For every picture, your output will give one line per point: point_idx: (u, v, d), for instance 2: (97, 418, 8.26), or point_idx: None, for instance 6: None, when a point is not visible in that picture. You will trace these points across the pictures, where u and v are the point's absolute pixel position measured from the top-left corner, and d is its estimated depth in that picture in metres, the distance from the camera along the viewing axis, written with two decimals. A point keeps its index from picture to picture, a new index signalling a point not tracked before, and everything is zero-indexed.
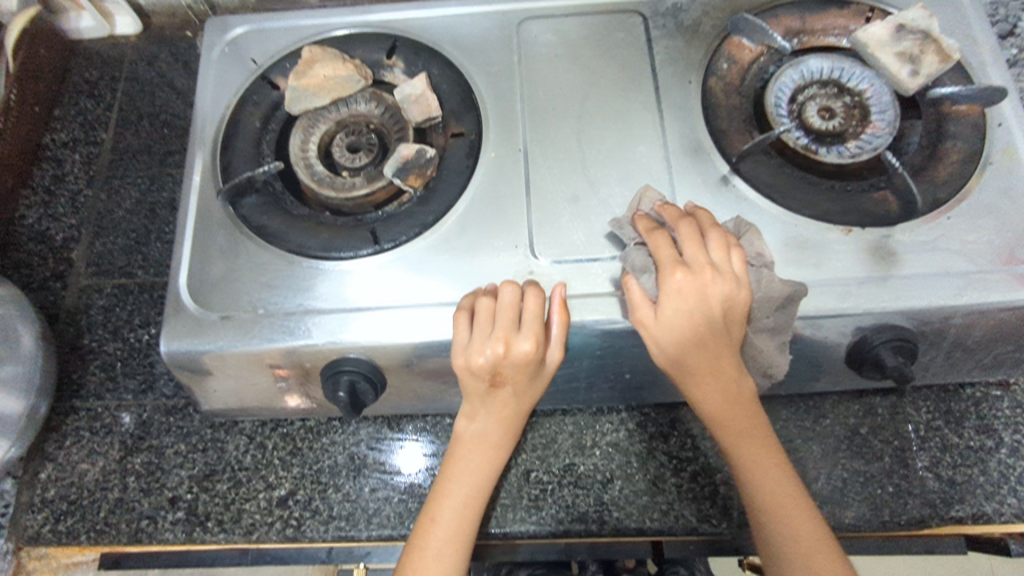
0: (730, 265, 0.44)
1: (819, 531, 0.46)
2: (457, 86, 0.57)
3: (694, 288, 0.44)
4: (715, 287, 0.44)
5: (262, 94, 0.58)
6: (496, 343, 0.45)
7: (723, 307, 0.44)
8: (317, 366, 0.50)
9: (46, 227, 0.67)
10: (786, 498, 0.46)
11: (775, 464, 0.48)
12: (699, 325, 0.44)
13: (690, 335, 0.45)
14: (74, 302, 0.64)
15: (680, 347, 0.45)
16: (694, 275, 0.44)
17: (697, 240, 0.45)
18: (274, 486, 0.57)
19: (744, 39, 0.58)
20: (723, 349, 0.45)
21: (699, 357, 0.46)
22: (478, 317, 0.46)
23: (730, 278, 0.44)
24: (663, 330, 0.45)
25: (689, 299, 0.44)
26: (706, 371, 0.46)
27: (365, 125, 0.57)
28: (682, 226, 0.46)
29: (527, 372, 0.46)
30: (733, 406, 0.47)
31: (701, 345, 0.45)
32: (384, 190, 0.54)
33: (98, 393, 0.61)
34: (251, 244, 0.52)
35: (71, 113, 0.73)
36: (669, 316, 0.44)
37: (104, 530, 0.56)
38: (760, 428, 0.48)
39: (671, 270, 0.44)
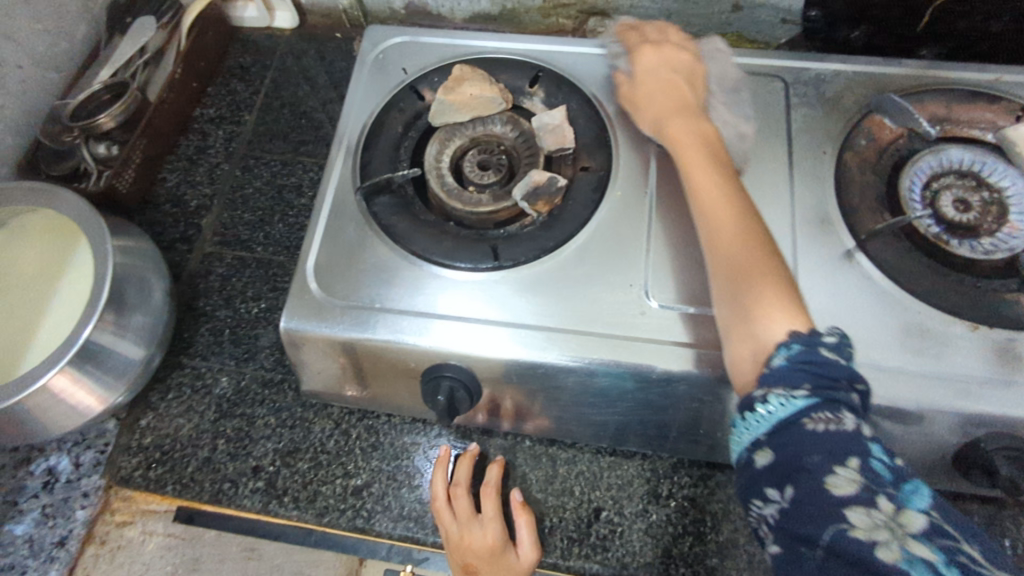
0: (686, 43, 0.59)
1: (764, 256, 0.45)
2: (593, 123, 0.59)
3: (658, 53, 0.58)
4: (672, 54, 0.58)
5: (408, 103, 0.62)
6: (461, 530, 0.54)
7: (680, 66, 0.57)
8: (420, 366, 0.52)
9: (183, 191, 0.72)
10: (736, 231, 0.46)
11: (729, 200, 0.48)
12: (667, 77, 0.57)
13: (660, 84, 0.56)
14: (196, 267, 0.68)
15: (653, 98, 0.56)
16: (658, 46, 0.58)
17: (659, 33, 0.60)
18: (352, 475, 0.59)
19: (886, 119, 0.57)
20: (689, 100, 0.55)
21: (666, 103, 0.55)
22: (444, 513, 0.55)
23: (688, 51, 0.58)
24: (640, 86, 0.57)
25: (656, 59, 0.58)
26: (677, 117, 0.54)
27: (497, 146, 0.59)
28: (647, 26, 0.61)
29: (503, 565, 0.53)
30: (697, 144, 0.52)
31: (668, 96, 0.55)
32: (508, 210, 0.55)
33: (205, 354, 0.64)
34: (377, 240, 0.55)
35: (222, 92, 0.79)
36: (642, 74, 0.57)
37: (189, 485, 0.58)
38: (719, 168, 0.50)
39: (641, 45, 0.59)
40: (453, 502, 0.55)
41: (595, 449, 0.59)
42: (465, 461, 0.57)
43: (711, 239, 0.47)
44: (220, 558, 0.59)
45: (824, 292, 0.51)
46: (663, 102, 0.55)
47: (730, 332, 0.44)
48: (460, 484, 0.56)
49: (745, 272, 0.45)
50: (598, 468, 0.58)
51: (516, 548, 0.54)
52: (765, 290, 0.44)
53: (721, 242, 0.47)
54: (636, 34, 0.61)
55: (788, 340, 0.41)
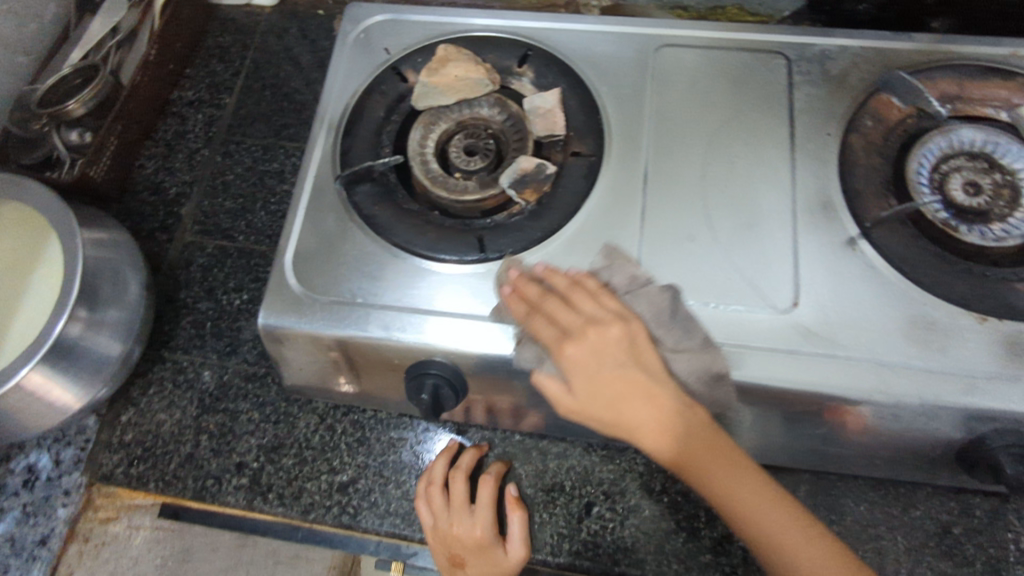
0: (608, 311, 0.45)
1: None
2: (584, 105, 0.56)
3: (587, 345, 0.44)
4: (607, 336, 0.44)
5: (390, 84, 0.59)
6: (448, 520, 0.52)
7: (626, 349, 0.44)
8: (404, 363, 0.51)
9: (162, 179, 0.70)
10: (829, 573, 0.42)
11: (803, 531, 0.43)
12: (629, 375, 0.43)
13: (627, 396, 0.43)
14: (176, 257, 0.66)
15: (630, 417, 0.44)
16: (580, 332, 0.44)
17: (569, 304, 0.45)
18: (337, 471, 0.57)
19: (894, 97, 0.54)
20: (660, 392, 0.44)
21: (654, 421, 0.43)
22: (436, 497, 0.53)
23: (618, 322, 0.44)
24: (590, 405, 0.44)
25: (593, 358, 0.44)
26: (692, 450, 0.43)
27: (484, 130, 0.56)
28: (551, 297, 0.45)
29: (491, 558, 0.52)
30: (733, 476, 0.44)
31: (653, 421, 0.43)
32: (495, 199, 0.53)
33: (186, 348, 0.63)
34: (359, 231, 0.53)
35: (200, 74, 0.76)
36: (589, 388, 0.43)
37: (172, 483, 0.57)
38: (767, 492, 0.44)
39: (560, 343, 0.44)
40: (450, 487, 0.54)
41: (586, 443, 0.57)
42: (471, 451, 0.56)
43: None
44: (213, 547, 0.61)
45: (823, 280, 0.48)
46: (641, 412, 0.43)
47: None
48: (458, 471, 0.55)
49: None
50: (590, 462, 0.56)
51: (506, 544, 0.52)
52: (656, 428, 0.44)
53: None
54: (545, 314, 0.45)
55: None
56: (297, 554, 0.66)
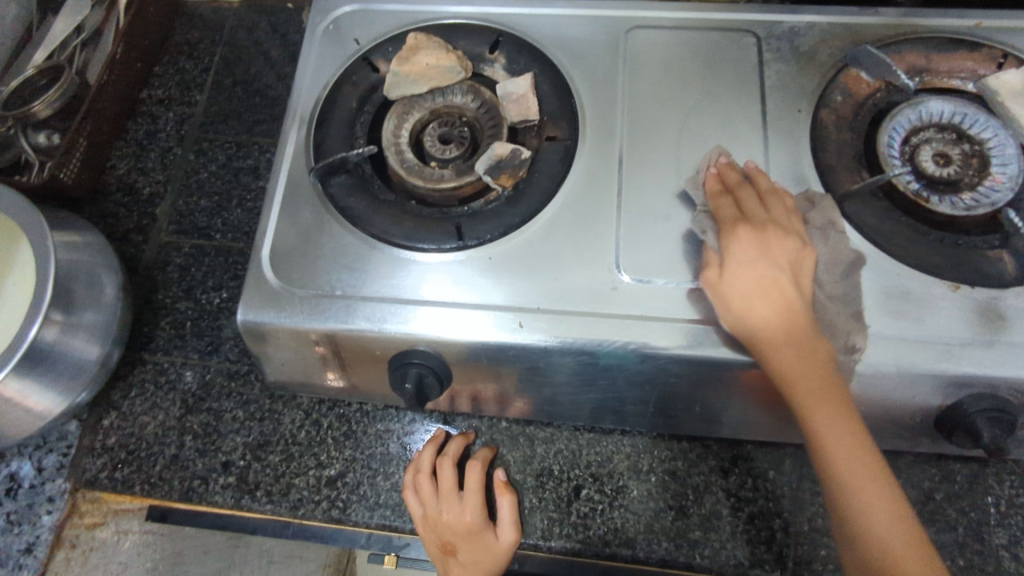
0: (795, 225, 0.48)
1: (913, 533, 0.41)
2: (557, 90, 0.56)
3: (757, 237, 0.46)
4: (778, 237, 0.47)
5: (361, 76, 0.58)
6: (436, 509, 0.53)
7: (789, 258, 0.46)
8: (386, 354, 0.50)
9: (134, 179, 0.69)
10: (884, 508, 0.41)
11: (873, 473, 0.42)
12: (774, 274, 0.45)
13: (763, 285, 0.45)
14: (152, 258, 0.65)
15: (754, 301, 0.44)
16: (760, 225, 0.47)
17: (761, 203, 0.48)
18: (325, 465, 0.57)
19: (863, 72, 0.54)
20: (791, 297, 0.45)
21: (783, 314, 0.44)
22: (422, 488, 0.53)
23: (795, 235, 0.47)
24: (733, 279, 0.45)
25: (753, 249, 0.46)
26: (799, 356, 0.43)
27: (458, 117, 0.57)
28: (742, 191, 0.49)
29: (480, 542, 0.53)
30: (826, 394, 0.43)
31: (780, 314, 0.44)
32: (471, 185, 0.53)
33: (167, 349, 0.62)
34: (335, 224, 0.52)
35: (169, 71, 0.74)
36: (738, 266, 0.46)
37: (158, 485, 0.57)
38: (853, 425, 0.43)
39: (735, 225, 0.47)
40: (438, 472, 0.54)
41: (573, 427, 0.57)
42: (457, 439, 0.56)
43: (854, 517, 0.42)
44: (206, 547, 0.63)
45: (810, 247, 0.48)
46: (762, 303, 0.44)
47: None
48: (445, 460, 0.55)
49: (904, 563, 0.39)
50: (576, 445, 0.56)
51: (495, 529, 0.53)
52: (774, 323, 0.44)
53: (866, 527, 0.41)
54: (734, 199, 0.49)
55: None
56: (291, 553, 0.71)
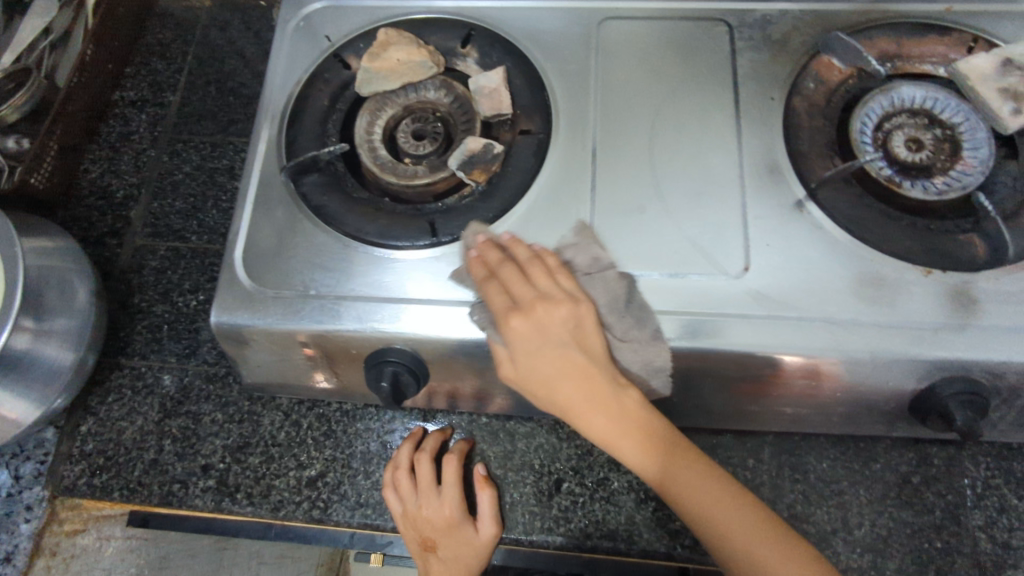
0: (559, 289, 0.45)
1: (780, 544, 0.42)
2: (530, 83, 0.55)
3: (531, 322, 0.44)
4: (552, 313, 0.44)
5: (333, 73, 0.58)
6: (417, 505, 0.52)
7: (569, 330, 0.45)
8: (362, 352, 0.50)
9: (108, 183, 0.68)
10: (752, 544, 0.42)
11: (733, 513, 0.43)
12: (569, 355, 0.44)
13: (565, 376, 0.44)
14: (128, 261, 0.65)
15: (557, 389, 0.45)
16: (528, 307, 0.44)
17: (518, 276, 0.46)
18: (305, 466, 0.56)
19: (834, 58, 0.54)
20: (589, 371, 0.44)
21: (592, 402, 0.44)
22: (403, 486, 0.53)
23: (563, 301, 0.45)
24: (532, 373, 0.45)
25: (536, 336, 0.44)
26: (635, 441, 0.44)
27: (432, 113, 0.56)
28: (504, 267, 0.46)
29: (460, 536, 0.53)
30: (661, 462, 0.44)
31: (608, 410, 0.44)
32: (445, 181, 0.53)
33: (144, 352, 0.61)
34: (309, 223, 0.52)
35: (141, 72, 0.74)
36: (530, 360, 0.45)
37: (137, 490, 0.56)
38: (698, 481, 0.44)
39: (507, 314, 0.45)
40: (417, 469, 0.54)
41: (553, 421, 0.57)
42: (434, 435, 0.56)
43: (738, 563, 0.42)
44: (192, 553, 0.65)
45: (590, 294, 0.47)
46: (566, 388, 0.44)
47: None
48: (422, 457, 0.54)
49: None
50: (557, 439, 0.56)
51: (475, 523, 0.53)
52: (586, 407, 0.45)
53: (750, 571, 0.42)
54: (500, 285, 0.46)
55: None
56: (283, 554, 0.72)
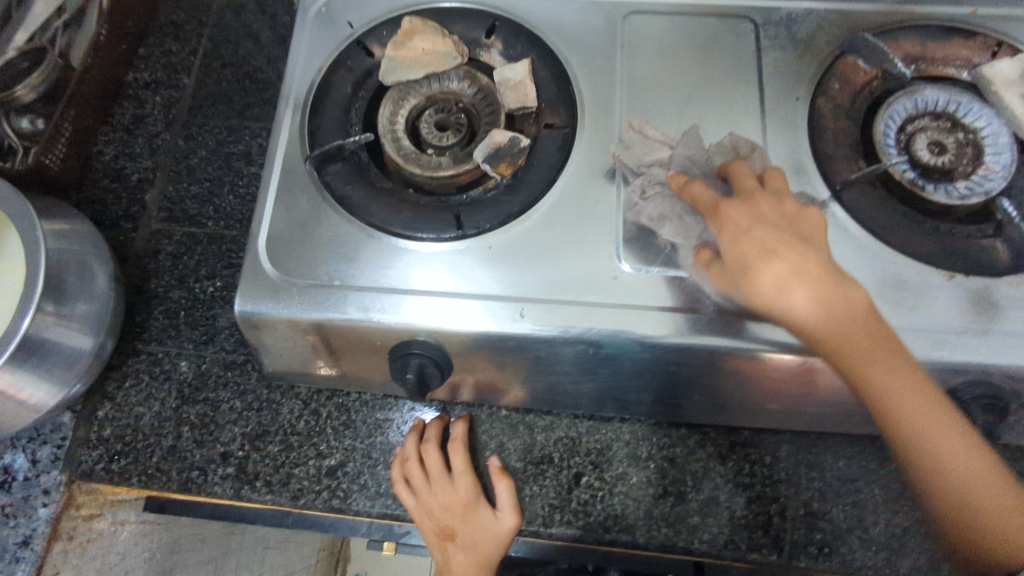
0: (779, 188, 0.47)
1: (987, 466, 0.42)
2: (555, 77, 0.55)
3: (752, 207, 0.45)
4: (770, 205, 0.45)
5: (355, 61, 0.57)
6: (432, 492, 0.54)
7: (793, 218, 0.45)
8: (388, 344, 0.50)
9: (122, 165, 0.68)
10: (959, 458, 0.42)
11: (949, 427, 0.42)
12: (787, 239, 0.44)
13: (781, 254, 0.43)
14: (143, 246, 0.64)
15: (765, 270, 0.43)
16: (750, 196, 0.46)
17: (738, 176, 0.47)
18: (325, 455, 0.57)
19: (859, 60, 0.55)
20: (812, 256, 0.44)
21: (808, 283, 0.43)
22: (414, 477, 0.54)
23: (783, 198, 0.46)
24: (738, 259, 0.44)
25: (754, 216, 0.45)
26: (850, 325, 0.43)
27: (455, 103, 0.56)
28: (733, 166, 0.48)
29: (478, 519, 0.55)
30: (876, 351, 0.43)
31: (824, 295, 0.43)
32: (469, 174, 0.53)
33: (161, 338, 0.61)
34: (332, 214, 0.52)
35: (155, 53, 0.72)
36: (744, 238, 0.44)
37: (155, 476, 0.56)
38: (907, 372, 0.43)
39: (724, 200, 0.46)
40: (425, 459, 0.55)
41: (573, 416, 0.57)
42: (434, 422, 0.57)
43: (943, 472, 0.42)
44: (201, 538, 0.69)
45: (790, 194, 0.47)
46: (784, 270, 0.43)
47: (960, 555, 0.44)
48: (430, 447, 0.56)
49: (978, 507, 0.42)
50: (577, 433, 0.57)
51: (489, 505, 0.55)
52: (802, 283, 0.43)
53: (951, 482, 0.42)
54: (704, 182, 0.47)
55: None
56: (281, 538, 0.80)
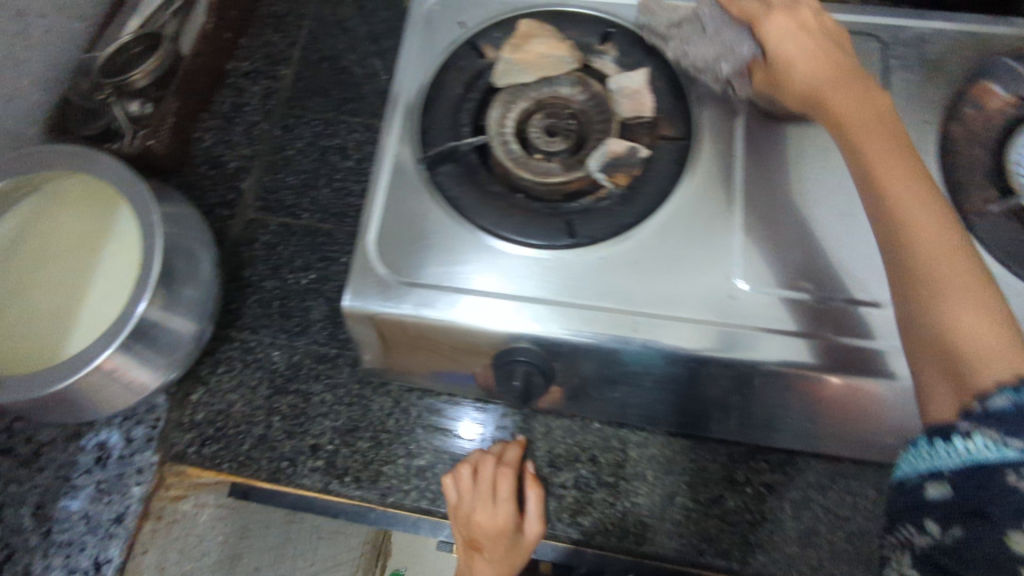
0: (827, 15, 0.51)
1: (973, 278, 0.38)
2: (672, 89, 0.54)
3: (792, 19, 0.49)
4: (811, 21, 0.50)
5: (468, 61, 0.57)
6: (471, 503, 0.54)
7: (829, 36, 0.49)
8: (492, 350, 0.50)
9: (221, 153, 0.68)
10: (941, 246, 0.39)
11: (937, 221, 0.39)
12: (825, 49, 0.48)
13: (812, 56, 0.48)
14: (239, 234, 0.65)
15: (801, 66, 0.48)
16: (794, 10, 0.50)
17: None
18: (415, 455, 0.58)
19: (994, 86, 0.53)
20: (842, 65, 0.48)
21: (836, 83, 0.47)
22: (462, 480, 0.55)
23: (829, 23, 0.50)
24: (784, 59, 0.48)
25: (791, 27, 0.49)
26: (869, 118, 0.45)
27: (564, 109, 0.55)
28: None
29: (507, 538, 0.55)
30: (885, 142, 0.44)
31: (847, 88, 0.47)
32: (579, 181, 0.51)
33: (254, 327, 0.62)
34: (442, 213, 0.51)
35: (256, 43, 0.73)
36: (783, 45, 0.48)
37: (246, 464, 0.58)
38: (914, 172, 0.42)
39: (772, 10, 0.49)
40: (479, 468, 0.56)
41: (668, 435, 0.58)
42: (506, 444, 0.58)
43: (904, 245, 0.39)
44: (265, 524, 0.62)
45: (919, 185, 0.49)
46: (816, 66, 0.47)
47: (930, 375, 0.37)
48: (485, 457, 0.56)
49: (952, 302, 0.37)
50: (671, 452, 0.57)
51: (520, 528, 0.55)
52: (829, 79, 0.47)
53: (922, 262, 0.39)
54: None
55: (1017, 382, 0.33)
56: (339, 529, 0.64)
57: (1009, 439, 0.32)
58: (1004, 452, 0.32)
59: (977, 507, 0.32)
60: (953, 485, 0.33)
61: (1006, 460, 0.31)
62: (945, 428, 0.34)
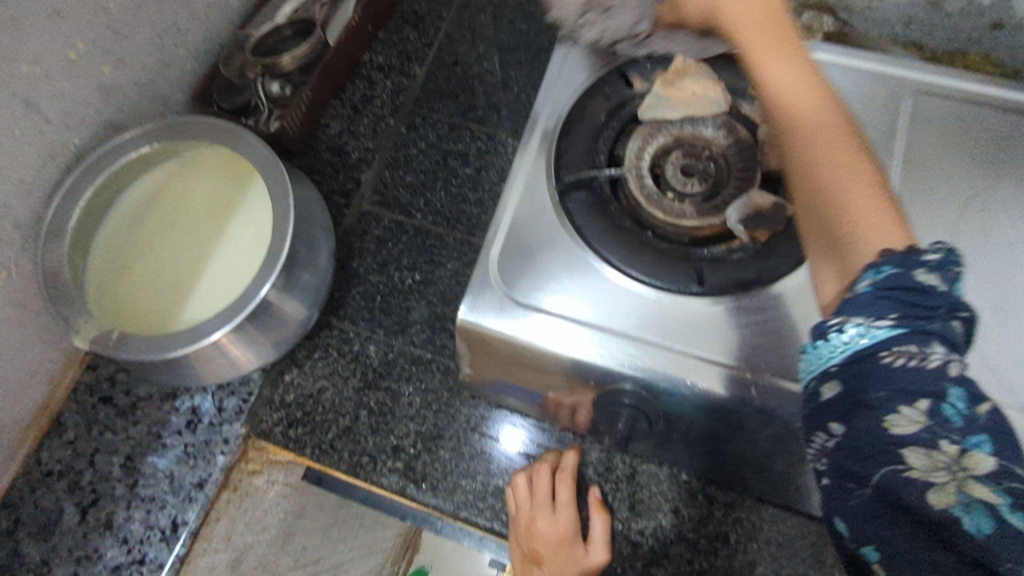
0: None
1: (859, 159, 0.36)
2: None
3: None
4: None
5: (614, 88, 0.53)
6: (531, 512, 0.54)
7: None
8: (596, 386, 0.47)
9: (345, 142, 0.69)
10: (827, 125, 0.37)
11: (829, 111, 0.37)
12: None
13: None
14: (352, 224, 0.66)
15: None
16: None
17: None
18: (494, 475, 0.58)
19: None
20: None
21: None
22: (520, 491, 0.55)
23: None
24: None
25: None
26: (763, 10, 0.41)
27: (703, 150, 0.51)
28: None
29: (569, 553, 0.53)
30: (776, 36, 0.40)
31: None
32: (712, 228, 0.47)
33: (354, 318, 0.62)
34: (568, 239, 0.47)
35: (393, 38, 0.74)
36: None
37: (328, 452, 0.59)
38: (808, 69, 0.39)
39: None
40: (534, 479, 0.55)
41: (757, 501, 0.56)
42: (552, 452, 0.58)
43: (788, 130, 0.37)
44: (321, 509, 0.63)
45: None
46: None
47: (818, 257, 0.35)
48: (539, 467, 0.56)
49: (831, 178, 0.35)
50: (758, 519, 0.56)
51: (581, 544, 0.54)
52: None
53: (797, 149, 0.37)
54: None
55: (879, 262, 0.30)
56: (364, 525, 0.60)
57: (876, 320, 0.28)
58: (875, 335, 0.28)
59: (858, 399, 0.28)
60: (842, 382, 0.29)
61: (878, 342, 0.28)
62: (820, 327, 0.31)
